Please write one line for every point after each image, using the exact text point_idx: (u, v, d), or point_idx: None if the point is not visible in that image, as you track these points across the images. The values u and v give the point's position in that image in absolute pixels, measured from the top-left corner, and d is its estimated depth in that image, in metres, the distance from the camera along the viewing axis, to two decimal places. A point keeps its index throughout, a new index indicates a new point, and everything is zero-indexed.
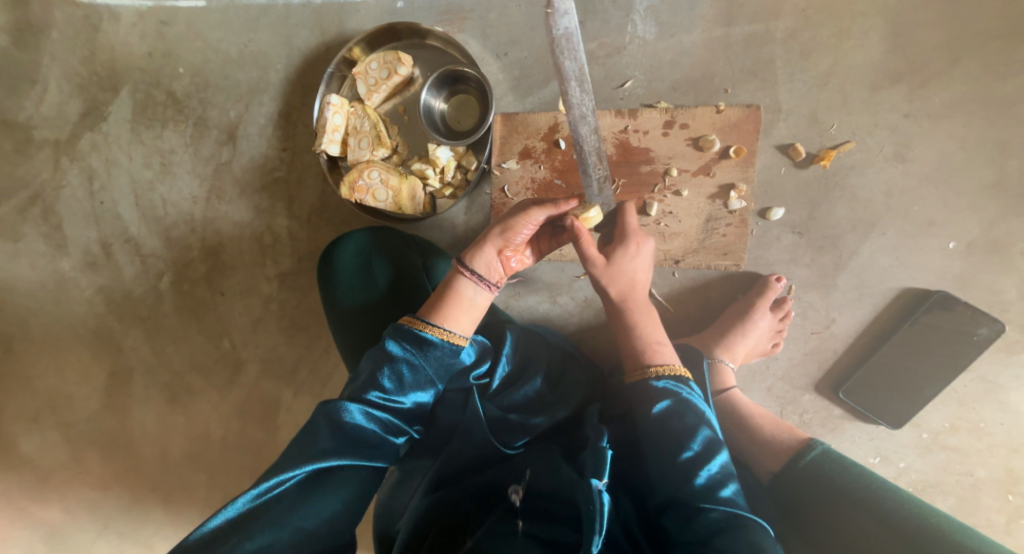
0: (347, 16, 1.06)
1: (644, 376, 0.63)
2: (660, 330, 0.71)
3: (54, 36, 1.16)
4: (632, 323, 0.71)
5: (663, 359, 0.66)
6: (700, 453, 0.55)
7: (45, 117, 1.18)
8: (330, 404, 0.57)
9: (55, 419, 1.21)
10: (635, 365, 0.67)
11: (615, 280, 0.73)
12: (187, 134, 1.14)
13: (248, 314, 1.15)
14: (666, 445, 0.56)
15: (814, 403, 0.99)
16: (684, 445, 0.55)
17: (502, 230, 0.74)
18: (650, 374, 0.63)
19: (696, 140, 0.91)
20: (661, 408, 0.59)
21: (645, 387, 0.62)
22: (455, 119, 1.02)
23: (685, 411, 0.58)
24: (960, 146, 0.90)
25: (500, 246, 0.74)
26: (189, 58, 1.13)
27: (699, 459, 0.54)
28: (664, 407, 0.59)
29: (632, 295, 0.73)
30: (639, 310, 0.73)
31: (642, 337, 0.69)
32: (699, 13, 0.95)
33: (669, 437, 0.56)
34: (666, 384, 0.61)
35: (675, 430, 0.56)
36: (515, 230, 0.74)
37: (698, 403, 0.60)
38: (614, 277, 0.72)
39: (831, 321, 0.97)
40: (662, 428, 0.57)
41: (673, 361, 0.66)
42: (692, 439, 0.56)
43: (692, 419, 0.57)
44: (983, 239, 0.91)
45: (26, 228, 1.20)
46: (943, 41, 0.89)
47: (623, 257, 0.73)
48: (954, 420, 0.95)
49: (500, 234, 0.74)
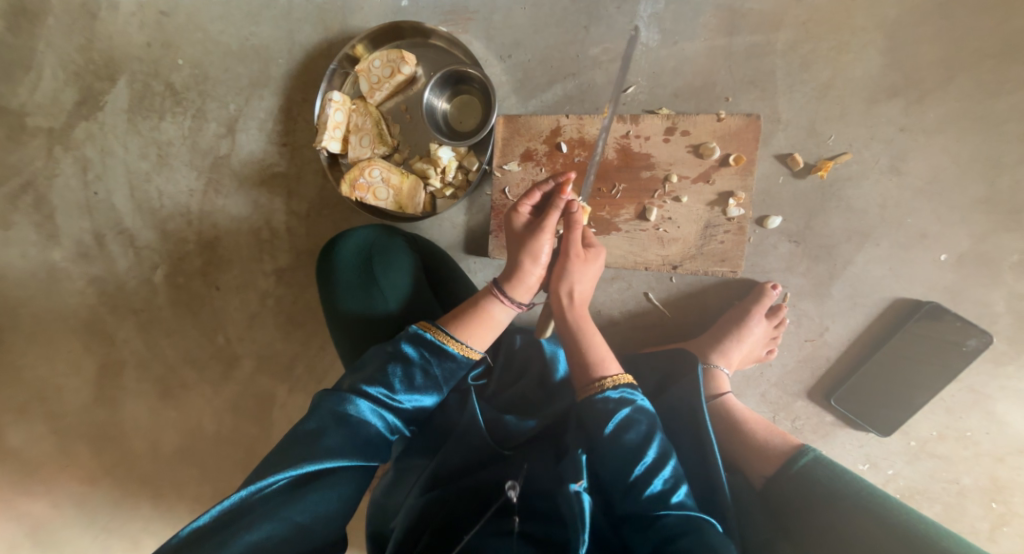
0: (350, 13, 1.06)
1: (598, 388, 0.63)
2: (601, 338, 0.72)
3: (50, 22, 1.14)
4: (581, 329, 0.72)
5: (612, 369, 0.66)
6: (651, 463, 0.56)
7: (38, 105, 1.16)
8: (335, 394, 0.58)
9: (43, 411, 1.19)
10: (586, 379, 0.66)
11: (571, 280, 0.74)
12: (185, 127, 1.13)
13: (244, 309, 1.14)
14: (615, 457, 0.56)
15: (806, 409, 1.00)
16: (637, 457, 0.56)
17: (527, 248, 0.75)
18: (601, 386, 0.62)
19: (697, 147, 0.92)
20: (611, 422, 0.58)
21: (596, 400, 0.61)
22: (458, 119, 1.02)
23: (628, 424, 0.58)
24: (953, 161, 0.92)
25: (535, 270, 0.74)
26: (189, 49, 1.12)
27: (653, 471, 0.55)
28: (616, 419, 0.59)
29: (580, 300, 0.75)
30: (584, 318, 0.74)
31: (591, 344, 0.70)
32: (702, 22, 0.96)
33: (618, 449, 0.56)
34: (614, 400, 0.61)
35: (627, 444, 0.57)
36: (539, 245, 0.73)
37: (648, 408, 0.61)
38: (575, 276, 0.74)
39: (824, 329, 0.98)
40: (613, 441, 0.57)
41: (617, 369, 0.67)
42: (644, 450, 0.56)
43: (638, 431, 0.58)
44: (973, 252, 0.93)
45: (17, 217, 1.18)
46: (939, 57, 0.91)
47: (582, 260, 0.75)
48: (942, 428, 0.97)
49: (526, 253, 0.75)
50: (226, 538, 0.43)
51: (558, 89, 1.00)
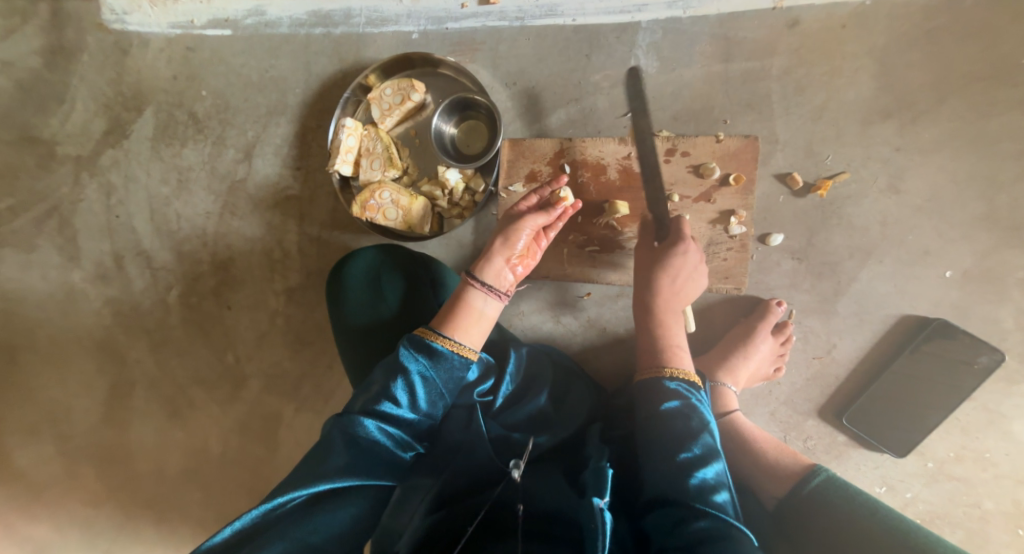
0: (364, 46, 1.12)
1: (657, 376, 0.68)
2: (680, 339, 0.77)
3: (85, 59, 1.22)
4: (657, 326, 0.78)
5: (679, 365, 0.71)
6: (697, 456, 0.57)
7: (69, 134, 1.23)
8: (343, 419, 0.59)
9: (53, 431, 1.20)
10: (648, 366, 0.71)
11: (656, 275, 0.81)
12: (205, 153, 1.18)
13: (254, 328, 1.16)
14: (662, 445, 0.58)
15: (817, 429, 0.99)
16: (677, 444, 0.57)
17: (503, 240, 0.79)
18: (663, 374, 0.68)
19: (697, 167, 0.94)
20: (668, 409, 0.62)
21: (656, 383, 0.66)
22: (465, 143, 1.06)
23: (680, 414, 0.61)
24: (951, 179, 0.93)
25: (505, 257, 0.79)
26: (212, 81, 1.18)
27: (694, 465, 0.56)
28: (669, 409, 0.62)
29: (668, 298, 0.81)
30: (666, 316, 0.80)
31: (660, 341, 0.76)
32: (698, 49, 1.00)
33: (664, 434, 0.59)
34: (675, 388, 0.65)
35: (674, 430, 0.59)
36: (513, 237, 0.79)
37: (703, 410, 0.63)
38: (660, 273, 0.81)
39: (832, 346, 0.98)
40: (662, 426, 0.60)
41: (686, 368, 0.71)
42: (691, 441, 0.58)
43: (687, 423, 0.60)
44: (978, 268, 0.93)
45: (41, 240, 1.23)
46: (930, 80, 0.94)
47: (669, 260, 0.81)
48: (959, 449, 0.95)
49: (501, 244, 0.79)
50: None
51: (561, 114, 1.04)
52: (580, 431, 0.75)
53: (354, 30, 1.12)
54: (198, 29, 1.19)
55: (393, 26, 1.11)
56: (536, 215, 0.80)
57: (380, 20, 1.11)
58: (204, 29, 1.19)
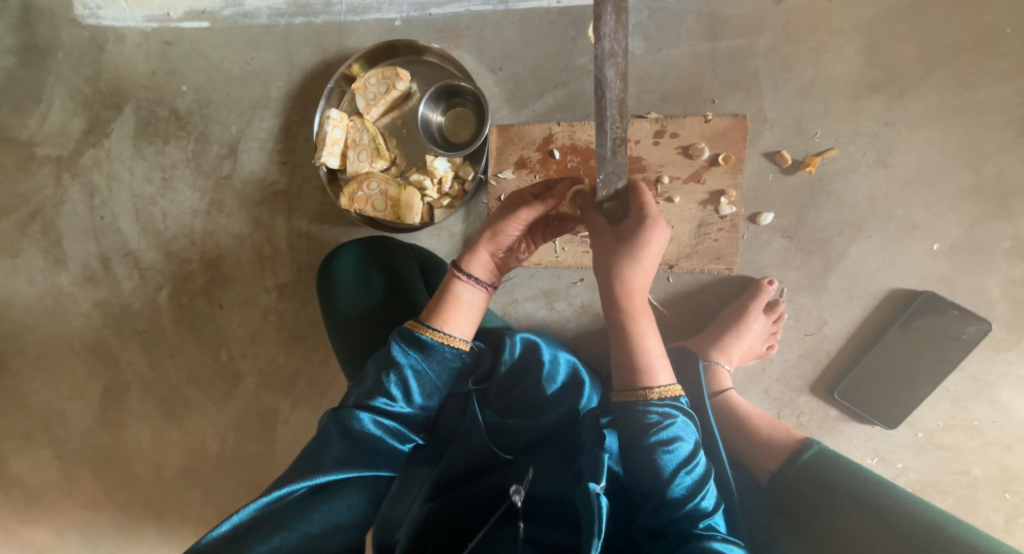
0: (346, 35, 1.10)
1: (633, 402, 0.58)
2: (656, 344, 0.62)
3: (60, 56, 1.19)
4: (622, 333, 0.62)
5: (661, 380, 0.59)
6: (694, 483, 0.55)
7: (48, 135, 1.20)
8: (339, 413, 0.60)
9: (48, 436, 1.19)
10: (627, 386, 0.60)
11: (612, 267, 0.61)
12: (188, 150, 1.16)
13: (247, 326, 1.15)
14: (656, 477, 0.55)
15: (810, 405, 1.00)
16: (672, 479, 0.54)
17: (492, 234, 0.74)
18: (639, 398, 0.58)
19: (686, 148, 0.94)
20: (657, 444, 0.55)
21: (632, 413, 0.58)
22: (452, 131, 1.05)
23: (671, 443, 0.55)
24: (938, 152, 0.94)
25: (495, 249, 0.74)
26: (192, 76, 1.16)
27: (691, 491, 0.54)
28: (658, 439, 0.55)
29: (633, 293, 0.62)
30: (638, 316, 0.62)
31: (626, 353, 0.61)
32: (684, 28, 0.99)
33: (657, 471, 0.55)
34: (658, 416, 0.56)
35: (666, 467, 0.55)
36: (504, 235, 0.73)
37: (692, 430, 0.58)
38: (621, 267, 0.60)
39: (823, 322, 0.99)
40: (651, 461, 0.55)
41: (667, 380, 0.60)
42: (685, 469, 0.55)
43: (681, 452, 0.55)
44: (965, 240, 0.94)
45: (26, 243, 1.21)
46: (916, 54, 0.94)
47: (628, 245, 0.60)
48: (948, 419, 0.97)
49: (490, 237, 0.74)
50: (245, 545, 0.45)
51: (549, 99, 1.03)
52: (572, 417, 0.71)
53: (336, 19, 1.10)
54: (175, 22, 1.17)
55: (375, 14, 1.09)
56: (533, 210, 0.72)
57: (361, 8, 1.09)
58: (181, 22, 1.16)
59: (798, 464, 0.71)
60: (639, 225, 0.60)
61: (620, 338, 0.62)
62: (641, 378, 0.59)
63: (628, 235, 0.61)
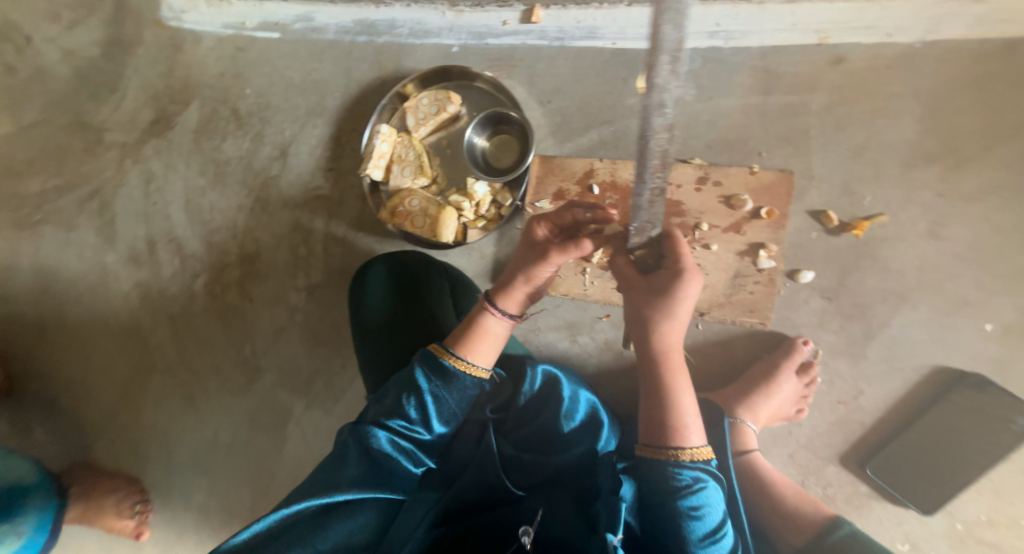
0: (405, 56, 1.15)
1: (660, 458, 0.56)
2: (688, 402, 0.60)
3: (140, 52, 1.28)
4: (654, 384, 0.61)
5: (693, 440, 0.57)
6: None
7: (118, 122, 1.28)
8: (358, 428, 0.61)
9: (72, 407, 1.23)
10: (653, 441, 0.58)
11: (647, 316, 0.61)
12: (243, 148, 1.22)
13: (272, 322, 1.17)
14: (682, 544, 0.51)
15: (838, 477, 0.94)
16: (699, 550, 0.51)
17: (526, 275, 0.71)
18: (668, 457, 0.56)
19: (728, 198, 0.93)
20: (685, 508, 0.52)
21: (661, 469, 0.55)
22: (495, 156, 1.06)
23: (699, 511, 0.52)
24: (995, 229, 0.90)
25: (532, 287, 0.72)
26: (256, 81, 1.22)
27: None
28: (690, 506, 0.52)
29: (666, 346, 0.61)
30: (671, 370, 0.61)
31: (657, 405, 0.60)
32: (738, 80, 0.99)
33: (683, 537, 0.52)
34: (690, 479, 0.54)
35: (694, 535, 0.51)
36: (536, 279, 0.70)
37: (721, 499, 0.55)
38: (653, 314, 0.60)
39: (858, 391, 0.94)
40: (676, 525, 0.52)
41: (699, 441, 0.58)
42: (712, 538, 0.52)
43: (709, 522, 0.53)
44: (1020, 324, 0.89)
45: (81, 220, 1.27)
46: (976, 127, 0.91)
47: (662, 297, 0.59)
48: (991, 513, 0.89)
49: (524, 279, 0.71)
50: None
51: (594, 134, 1.05)
52: (591, 459, 0.68)
53: (397, 40, 1.15)
54: (248, 30, 1.24)
55: (435, 39, 1.13)
56: (566, 255, 0.68)
57: (422, 32, 1.14)
58: (254, 31, 1.24)
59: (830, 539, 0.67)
60: (674, 271, 0.60)
61: (654, 388, 0.61)
62: (672, 435, 0.57)
63: (662, 281, 0.60)
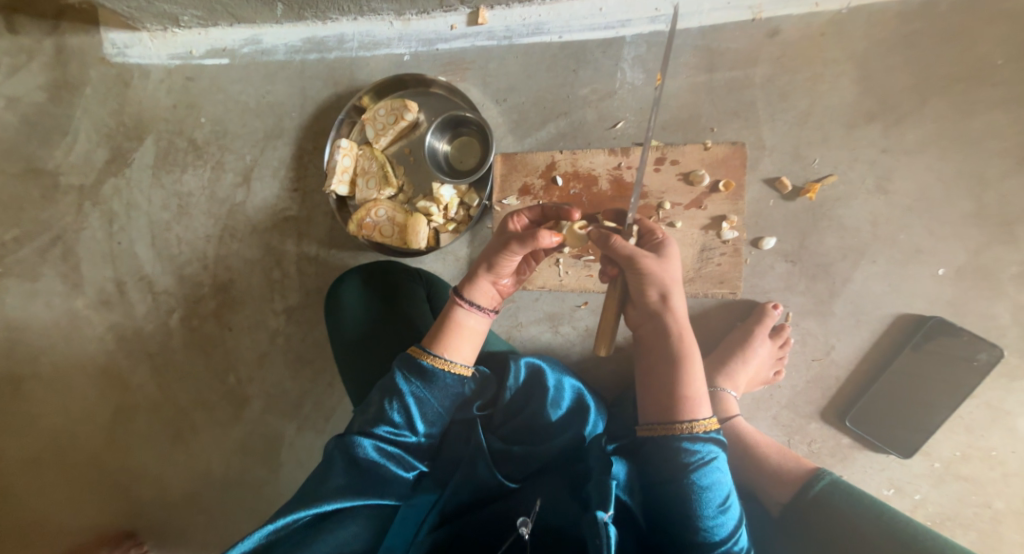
0: (357, 69, 1.15)
1: (680, 431, 0.56)
2: (699, 372, 0.62)
3: (87, 92, 1.26)
4: (672, 355, 0.63)
5: (704, 412, 0.59)
6: (731, 526, 0.53)
7: (72, 165, 1.25)
8: (343, 440, 0.61)
9: (56, 459, 1.20)
10: (675, 412, 0.58)
11: (661, 285, 0.66)
12: (204, 178, 1.21)
13: (254, 348, 1.17)
14: (692, 518, 0.52)
15: (821, 432, 0.98)
16: (706, 521, 0.52)
17: (489, 265, 0.75)
18: (687, 429, 0.56)
19: (687, 175, 0.96)
20: (696, 482, 0.53)
21: (674, 444, 0.56)
22: (458, 159, 1.08)
23: (708, 484, 0.53)
24: (938, 178, 0.94)
25: (494, 278, 0.76)
26: (211, 109, 1.21)
27: (727, 536, 0.52)
28: (701, 480, 0.53)
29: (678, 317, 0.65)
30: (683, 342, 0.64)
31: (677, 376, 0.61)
32: (683, 61, 1.02)
33: (692, 510, 0.52)
34: (699, 452, 0.55)
35: (700, 506, 0.53)
36: (502, 268, 0.74)
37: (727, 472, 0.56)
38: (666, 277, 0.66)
39: (830, 347, 0.98)
40: (684, 499, 0.53)
41: (709, 412, 0.59)
42: (722, 509, 0.53)
43: (717, 495, 0.54)
44: (971, 265, 0.93)
45: (45, 269, 1.25)
46: (910, 84, 0.96)
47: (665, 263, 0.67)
48: (965, 448, 0.94)
49: (487, 269, 0.75)
50: None
51: (551, 127, 1.07)
52: (578, 444, 0.71)
53: (348, 55, 1.16)
54: (197, 59, 1.23)
55: (385, 49, 1.14)
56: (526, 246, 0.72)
57: (372, 44, 1.15)
58: (203, 59, 1.23)
59: (814, 489, 0.70)
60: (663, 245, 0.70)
61: (672, 360, 0.63)
62: (690, 406, 0.58)
63: (658, 254, 0.69)
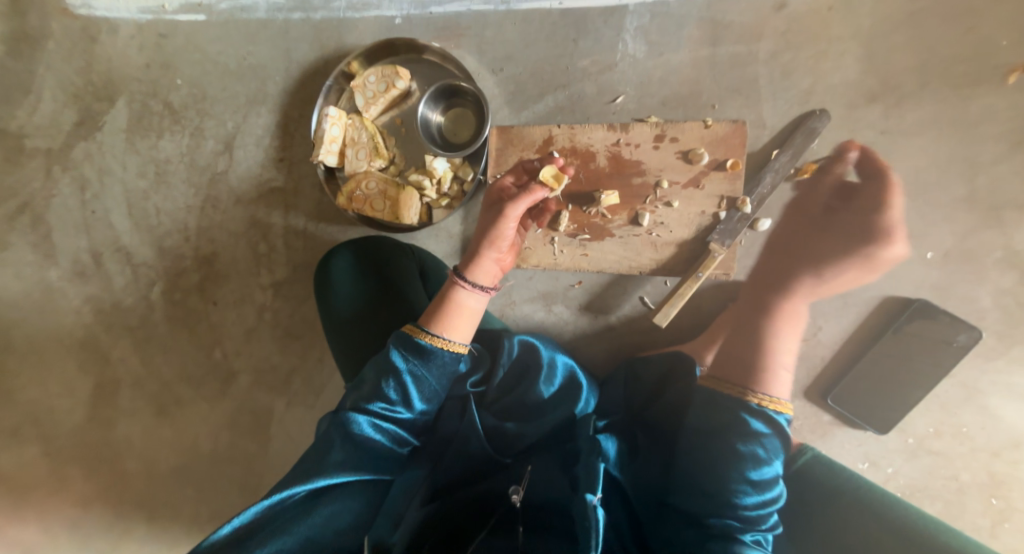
0: (345, 32, 1.09)
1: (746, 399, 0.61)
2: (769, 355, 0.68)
3: (51, 46, 1.17)
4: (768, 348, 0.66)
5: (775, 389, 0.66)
6: (762, 501, 0.54)
7: (38, 127, 1.18)
8: (337, 417, 0.60)
9: (36, 432, 1.17)
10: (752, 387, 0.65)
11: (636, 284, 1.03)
12: (183, 144, 1.15)
13: (241, 324, 1.14)
14: (728, 481, 0.53)
15: (804, 409, 1.01)
16: (743, 485, 0.53)
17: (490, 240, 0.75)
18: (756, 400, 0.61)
19: (686, 153, 0.94)
20: (745, 448, 0.55)
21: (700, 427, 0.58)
22: (451, 131, 1.04)
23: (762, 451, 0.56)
24: (933, 162, 0.95)
25: (494, 255, 0.75)
26: (187, 69, 1.14)
27: (760, 508, 0.53)
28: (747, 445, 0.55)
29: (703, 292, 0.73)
30: None
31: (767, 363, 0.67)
32: (686, 33, 0.99)
33: (735, 474, 0.54)
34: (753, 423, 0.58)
35: (741, 471, 0.54)
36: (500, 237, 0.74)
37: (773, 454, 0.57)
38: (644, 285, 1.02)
39: (817, 328, 1.00)
40: (731, 463, 0.54)
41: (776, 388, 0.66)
42: (759, 485, 0.54)
43: (765, 465, 0.55)
44: (958, 249, 0.95)
45: (15, 237, 1.19)
46: (913, 64, 0.95)
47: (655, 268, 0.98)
48: (938, 424, 0.98)
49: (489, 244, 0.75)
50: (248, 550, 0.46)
51: (550, 100, 1.03)
52: (568, 420, 0.70)
53: (335, 15, 1.09)
54: (170, 14, 1.15)
55: (375, 11, 1.08)
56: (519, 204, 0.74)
57: (361, 4, 1.08)
58: (177, 15, 1.14)
59: (782, 477, 0.70)
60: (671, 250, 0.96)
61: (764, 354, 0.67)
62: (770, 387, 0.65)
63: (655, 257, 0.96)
